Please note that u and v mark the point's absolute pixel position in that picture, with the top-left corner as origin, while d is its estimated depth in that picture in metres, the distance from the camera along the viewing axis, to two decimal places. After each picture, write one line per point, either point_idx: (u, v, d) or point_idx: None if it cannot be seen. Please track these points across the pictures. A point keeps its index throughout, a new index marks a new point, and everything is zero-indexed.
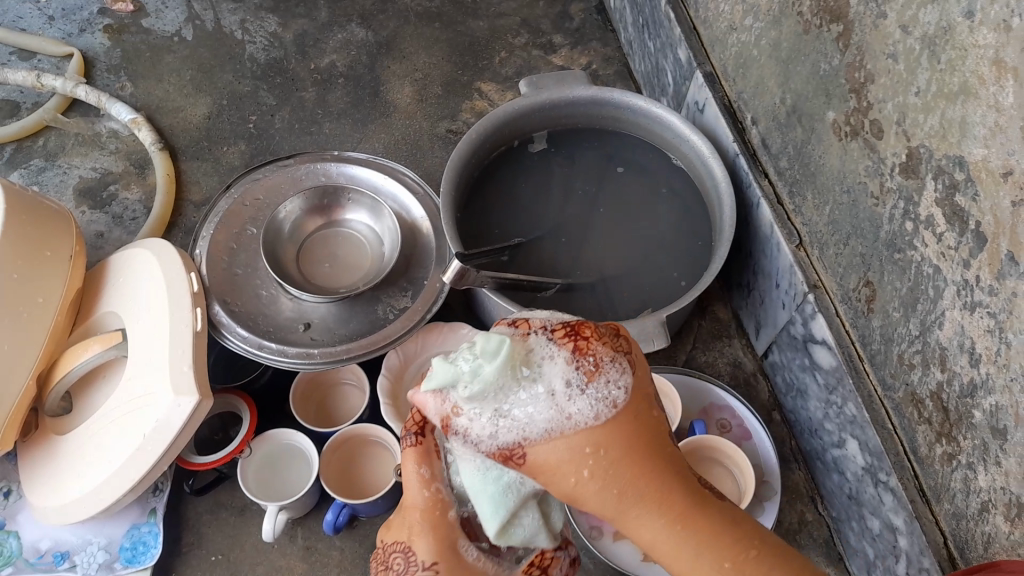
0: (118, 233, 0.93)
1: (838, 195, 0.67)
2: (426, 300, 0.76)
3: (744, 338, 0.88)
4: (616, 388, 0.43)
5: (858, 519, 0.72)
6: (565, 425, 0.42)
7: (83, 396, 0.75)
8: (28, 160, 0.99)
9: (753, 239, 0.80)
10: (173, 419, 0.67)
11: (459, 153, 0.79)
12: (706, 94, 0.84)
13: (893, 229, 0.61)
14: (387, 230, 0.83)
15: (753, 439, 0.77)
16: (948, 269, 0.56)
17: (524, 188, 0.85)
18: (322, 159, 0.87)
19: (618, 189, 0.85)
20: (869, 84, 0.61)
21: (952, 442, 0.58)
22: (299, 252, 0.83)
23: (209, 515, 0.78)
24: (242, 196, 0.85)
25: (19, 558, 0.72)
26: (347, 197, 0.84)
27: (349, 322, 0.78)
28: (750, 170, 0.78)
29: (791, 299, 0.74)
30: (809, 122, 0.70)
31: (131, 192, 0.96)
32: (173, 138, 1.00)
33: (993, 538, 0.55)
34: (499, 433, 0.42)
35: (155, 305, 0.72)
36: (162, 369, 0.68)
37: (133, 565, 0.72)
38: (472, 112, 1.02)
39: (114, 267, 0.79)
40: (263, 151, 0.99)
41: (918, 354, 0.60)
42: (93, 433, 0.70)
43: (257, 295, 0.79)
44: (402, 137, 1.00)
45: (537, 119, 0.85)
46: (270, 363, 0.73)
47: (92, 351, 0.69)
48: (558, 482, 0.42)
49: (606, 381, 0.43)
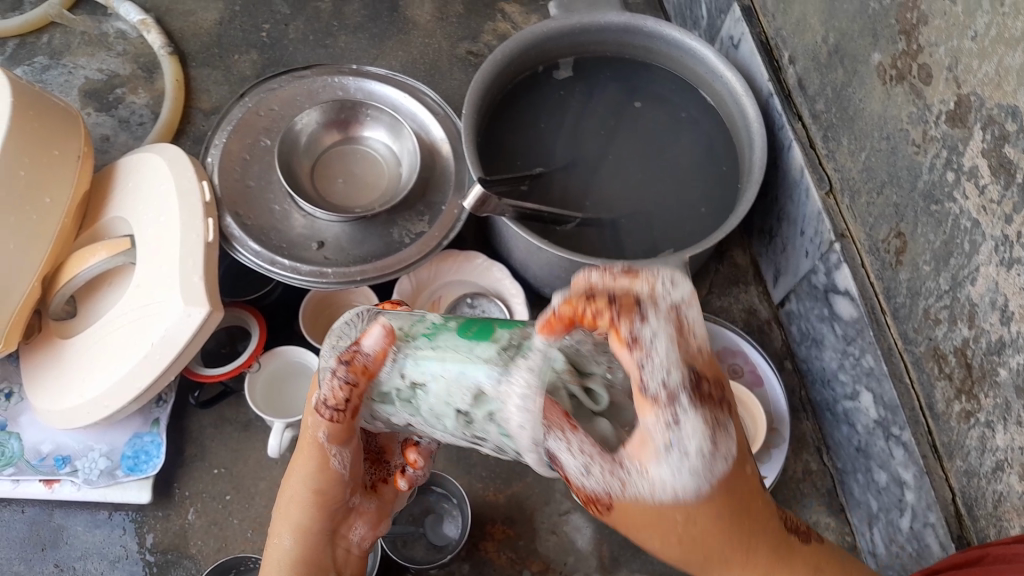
0: (124, 138, 0.90)
1: (876, 141, 0.65)
2: (444, 227, 0.74)
3: (761, 285, 0.87)
4: (689, 435, 0.35)
5: (864, 471, 0.72)
6: (646, 487, 0.36)
7: (90, 302, 0.73)
8: (31, 57, 0.95)
9: (780, 183, 0.78)
10: (182, 329, 0.65)
11: (485, 75, 0.76)
12: (742, 28, 0.81)
13: (933, 179, 0.59)
14: (405, 152, 0.80)
15: (764, 386, 0.77)
16: (987, 224, 0.54)
17: (547, 118, 0.82)
18: (341, 72, 0.83)
19: (641, 124, 0.82)
20: (921, 27, 0.59)
21: (973, 400, 0.58)
22: (314, 167, 0.81)
23: (213, 429, 0.77)
24: (257, 106, 0.81)
25: (21, 459, 0.73)
26: (366, 113, 0.81)
27: (363, 243, 0.76)
28: (784, 112, 0.75)
29: (816, 247, 0.73)
30: (851, 64, 0.67)
31: (139, 96, 0.93)
32: (183, 42, 0.96)
33: (1004, 497, 0.56)
34: (594, 479, 0.37)
35: (165, 213, 0.70)
36: (172, 277, 0.66)
37: (135, 473, 0.72)
38: (494, 34, 0.98)
39: (123, 170, 0.76)
40: (276, 62, 0.95)
41: (946, 310, 0.59)
42: (100, 341, 0.68)
43: (270, 210, 0.77)
44: (421, 55, 0.96)
45: (565, 45, 0.82)
46: (282, 280, 0.71)
47: (99, 257, 0.68)
48: (643, 533, 0.39)
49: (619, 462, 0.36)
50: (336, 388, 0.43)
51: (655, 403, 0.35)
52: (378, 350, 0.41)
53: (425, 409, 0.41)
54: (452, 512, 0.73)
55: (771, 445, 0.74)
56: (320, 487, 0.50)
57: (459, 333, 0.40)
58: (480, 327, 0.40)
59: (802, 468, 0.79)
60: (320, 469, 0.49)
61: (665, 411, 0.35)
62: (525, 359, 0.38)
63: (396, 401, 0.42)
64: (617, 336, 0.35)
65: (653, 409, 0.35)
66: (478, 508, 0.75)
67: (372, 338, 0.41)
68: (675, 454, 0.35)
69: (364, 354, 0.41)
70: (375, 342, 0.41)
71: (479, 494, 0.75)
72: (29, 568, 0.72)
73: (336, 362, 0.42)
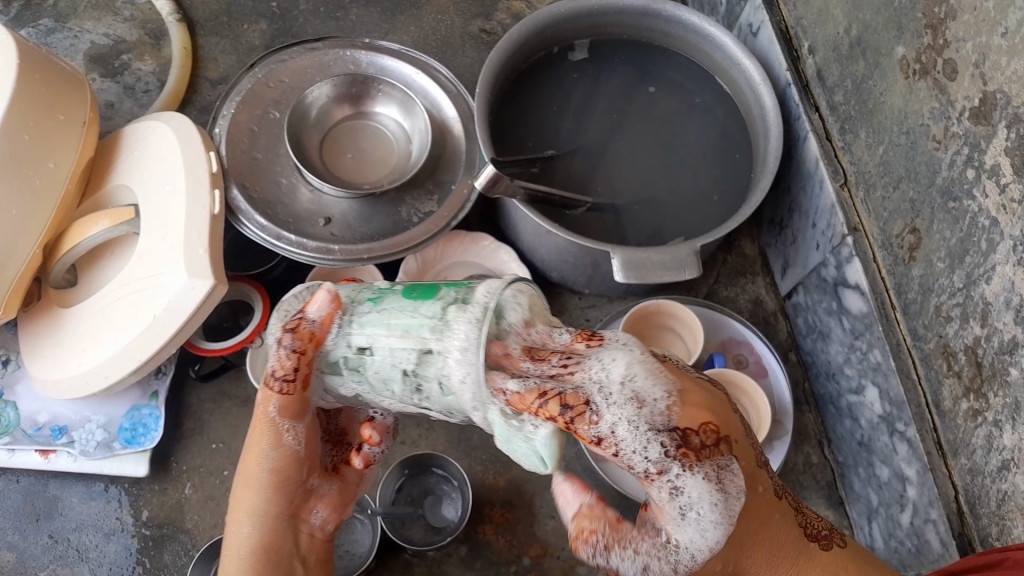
0: (129, 105, 0.89)
1: (895, 136, 0.64)
2: (453, 207, 0.73)
3: (768, 276, 0.86)
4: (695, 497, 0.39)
5: (866, 465, 0.72)
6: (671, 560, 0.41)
7: (91, 271, 0.72)
8: (36, 20, 0.93)
9: (794, 174, 0.77)
10: (185, 301, 0.64)
11: (499, 54, 0.75)
12: (762, 16, 0.80)
13: (952, 175, 0.59)
14: (416, 129, 0.79)
15: (769, 378, 0.77)
16: (1006, 223, 0.54)
17: (560, 100, 0.81)
18: (353, 46, 0.82)
19: (656, 109, 0.81)
20: (948, 21, 0.58)
21: (980, 398, 0.57)
22: (323, 141, 0.80)
23: (212, 403, 0.76)
24: (267, 77, 0.80)
25: (17, 428, 0.72)
26: (378, 88, 0.80)
27: (370, 221, 0.76)
28: (801, 103, 0.74)
29: (827, 240, 0.72)
30: (873, 56, 0.66)
31: (145, 63, 0.91)
32: (192, 10, 0.95)
33: (1008, 496, 0.55)
34: (623, 565, 0.41)
35: (171, 183, 0.69)
36: (176, 249, 0.65)
37: (132, 446, 0.72)
38: (508, 12, 0.96)
39: (127, 138, 0.75)
40: (286, 33, 0.94)
41: (959, 308, 0.59)
42: (100, 310, 0.68)
43: (277, 183, 0.76)
44: (433, 31, 0.95)
45: (582, 26, 0.81)
46: (287, 255, 0.70)
47: (101, 226, 0.67)
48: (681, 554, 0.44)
49: (636, 549, 0.41)
50: (283, 358, 0.45)
51: (650, 478, 0.39)
52: (322, 313, 0.44)
53: (371, 375, 0.43)
54: (451, 494, 0.72)
55: (773, 437, 0.73)
56: (276, 464, 0.50)
57: (405, 297, 0.44)
58: (424, 290, 0.44)
59: (803, 461, 0.78)
60: (274, 446, 0.49)
61: (663, 486, 0.39)
62: (466, 313, 0.41)
63: (345, 370, 0.44)
64: (585, 438, 0.39)
65: (650, 484, 0.40)
66: (477, 491, 0.74)
67: (318, 304, 0.44)
68: (685, 519, 0.39)
69: (309, 321, 0.44)
70: (319, 309, 0.44)
71: (478, 477, 0.75)
72: (23, 538, 0.72)
73: (284, 325, 0.44)
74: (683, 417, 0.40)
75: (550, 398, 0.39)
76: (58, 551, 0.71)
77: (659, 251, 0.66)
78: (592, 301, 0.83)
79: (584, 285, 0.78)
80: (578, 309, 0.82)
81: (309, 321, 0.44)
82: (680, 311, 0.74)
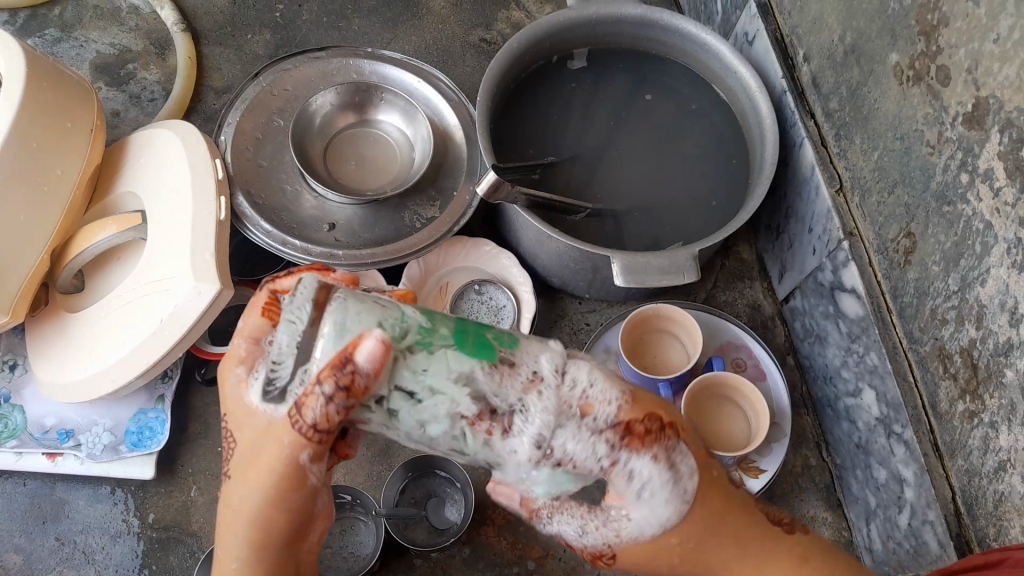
0: (135, 113, 0.90)
1: (890, 141, 0.65)
2: (455, 213, 0.74)
3: (766, 281, 0.87)
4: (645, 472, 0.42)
5: (864, 467, 0.72)
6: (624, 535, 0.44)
7: (98, 276, 0.73)
8: (42, 29, 0.95)
9: (791, 179, 0.78)
10: (192, 306, 0.65)
11: (500, 62, 0.76)
12: (758, 25, 0.81)
13: (946, 180, 0.60)
14: (419, 137, 0.80)
15: (767, 381, 0.78)
16: (1000, 226, 0.55)
17: (559, 108, 0.82)
18: (356, 54, 0.83)
19: (654, 117, 0.83)
20: (941, 28, 0.59)
21: (976, 400, 0.58)
22: (327, 148, 0.81)
23: (217, 407, 0.77)
24: (271, 85, 0.81)
25: (25, 431, 0.73)
26: (380, 96, 0.81)
27: (374, 227, 0.77)
28: (797, 110, 0.76)
29: (824, 245, 0.73)
30: (867, 64, 0.67)
31: (150, 72, 0.93)
32: (196, 20, 0.96)
33: (1005, 496, 0.56)
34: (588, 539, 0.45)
35: (177, 189, 0.70)
36: (183, 254, 0.66)
37: (138, 449, 0.72)
38: (507, 22, 0.97)
39: (134, 145, 0.76)
40: (289, 42, 0.95)
41: (954, 310, 0.60)
42: (107, 315, 0.68)
43: (282, 190, 0.77)
44: (434, 40, 0.96)
45: (581, 35, 0.82)
46: (292, 261, 0.71)
47: (108, 232, 0.68)
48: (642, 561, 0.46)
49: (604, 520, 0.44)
50: (328, 414, 0.40)
51: (607, 471, 0.43)
52: (374, 363, 0.40)
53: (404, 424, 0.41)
54: (454, 497, 0.73)
55: (772, 440, 0.74)
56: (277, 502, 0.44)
57: (458, 349, 0.42)
58: (478, 340, 0.42)
59: (801, 463, 0.79)
60: (281, 489, 0.44)
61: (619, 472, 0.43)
62: (538, 395, 0.42)
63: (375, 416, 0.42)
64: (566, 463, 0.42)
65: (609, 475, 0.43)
66: (480, 494, 0.75)
67: (366, 351, 0.40)
68: (642, 503, 0.43)
69: (363, 375, 0.39)
70: (370, 360, 0.40)
71: (480, 480, 0.75)
72: (29, 541, 0.72)
73: (332, 373, 0.39)
74: (631, 410, 0.43)
75: (556, 448, 0.41)
76: (64, 553, 0.72)
77: (657, 256, 0.67)
78: (593, 306, 0.84)
79: (584, 290, 0.78)
80: (578, 314, 0.83)
81: (364, 374, 0.39)
82: (679, 315, 0.75)
